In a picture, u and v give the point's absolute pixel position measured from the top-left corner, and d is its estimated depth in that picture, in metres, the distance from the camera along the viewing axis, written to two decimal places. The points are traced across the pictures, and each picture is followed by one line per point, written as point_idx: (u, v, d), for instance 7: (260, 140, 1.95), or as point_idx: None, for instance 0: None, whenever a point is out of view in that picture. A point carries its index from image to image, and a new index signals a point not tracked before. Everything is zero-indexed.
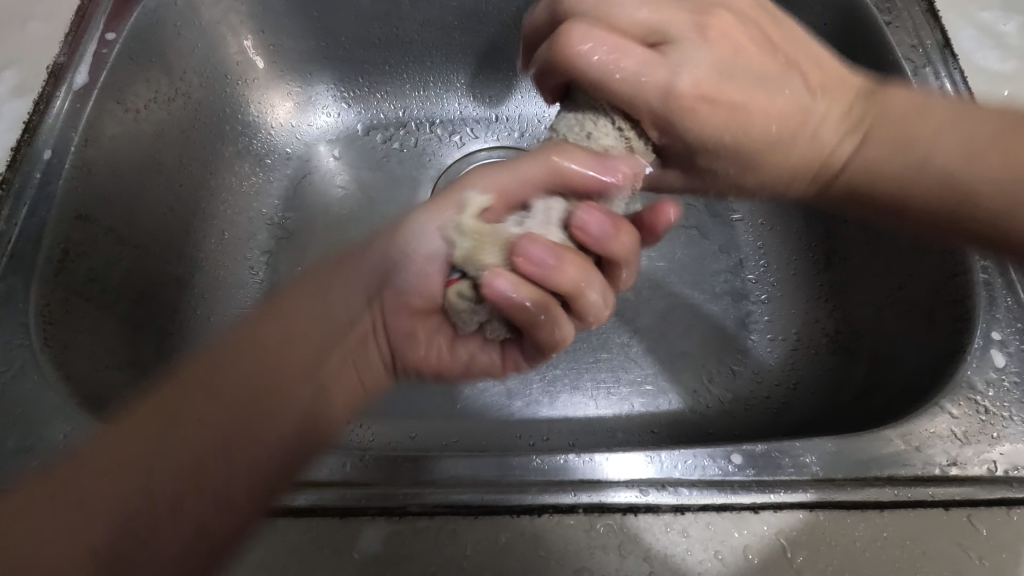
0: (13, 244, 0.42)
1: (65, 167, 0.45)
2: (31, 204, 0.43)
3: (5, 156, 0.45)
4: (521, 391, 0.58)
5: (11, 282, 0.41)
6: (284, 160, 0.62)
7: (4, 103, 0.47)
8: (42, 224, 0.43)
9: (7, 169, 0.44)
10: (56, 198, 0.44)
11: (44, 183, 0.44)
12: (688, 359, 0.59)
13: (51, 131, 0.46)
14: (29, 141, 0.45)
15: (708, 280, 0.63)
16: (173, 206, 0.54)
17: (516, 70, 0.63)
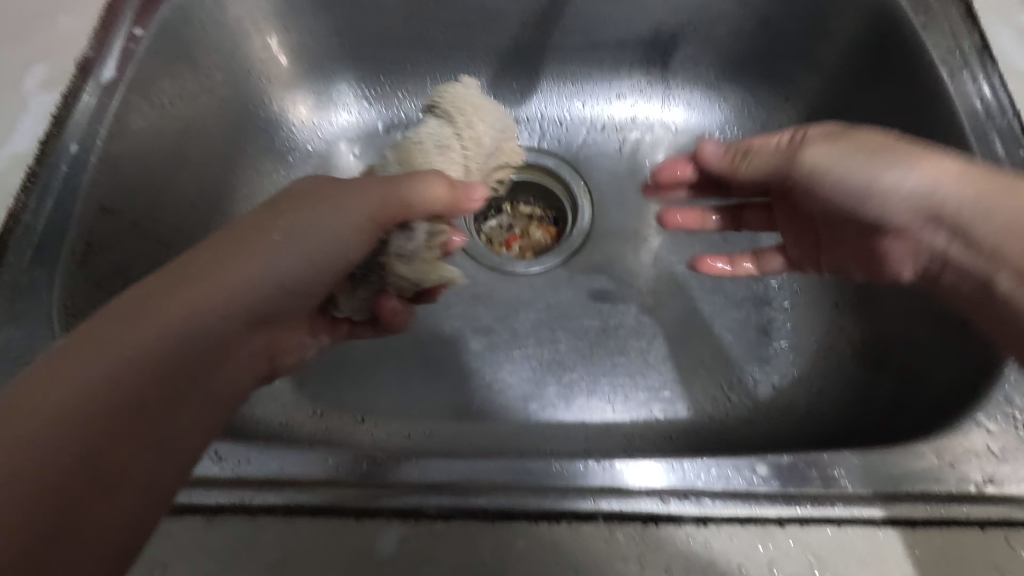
0: (38, 236, 0.42)
1: (91, 162, 0.45)
2: (58, 196, 0.44)
3: (33, 148, 0.45)
4: (537, 394, 0.58)
5: (35, 274, 0.41)
6: (304, 157, 0.62)
7: (33, 96, 0.47)
8: (68, 217, 0.43)
9: (36, 161, 0.45)
10: (82, 191, 0.44)
11: (71, 175, 0.44)
12: (706, 365, 0.58)
13: (79, 125, 0.46)
14: (57, 134, 0.46)
15: (729, 286, 0.61)
16: (195, 201, 0.54)
17: (538, 70, 0.65)
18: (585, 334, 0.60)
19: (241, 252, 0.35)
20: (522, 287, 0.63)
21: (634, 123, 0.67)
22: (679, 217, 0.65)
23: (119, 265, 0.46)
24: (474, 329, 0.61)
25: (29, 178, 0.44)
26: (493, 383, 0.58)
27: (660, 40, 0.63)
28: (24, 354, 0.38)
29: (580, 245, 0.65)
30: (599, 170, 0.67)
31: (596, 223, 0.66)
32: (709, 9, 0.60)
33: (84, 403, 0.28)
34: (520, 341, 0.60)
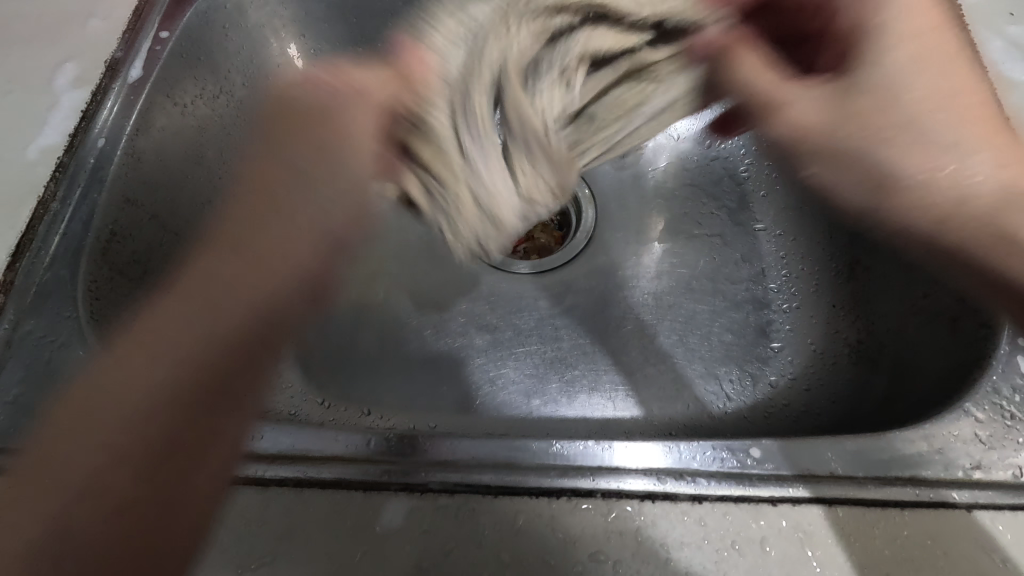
0: (65, 225, 0.44)
1: (118, 155, 0.47)
2: (84, 187, 0.46)
3: (63, 141, 0.47)
4: (540, 389, 0.59)
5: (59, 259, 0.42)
6: None
7: (64, 93, 0.50)
8: (93, 207, 0.45)
9: (65, 154, 0.47)
10: (108, 182, 0.46)
11: (97, 167, 0.46)
12: (705, 364, 0.59)
13: (106, 121, 0.48)
14: (85, 129, 0.48)
15: (729, 289, 0.63)
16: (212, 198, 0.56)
17: None
18: (587, 332, 0.62)
19: (227, 266, 0.39)
20: (527, 286, 0.65)
21: None
22: (680, 223, 0.68)
23: (139, 254, 0.48)
24: (479, 327, 0.62)
25: (59, 169, 0.46)
26: (496, 378, 0.59)
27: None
28: (46, 334, 0.39)
29: (583, 246, 0.67)
30: (603, 177, 0.70)
31: (599, 226, 0.68)
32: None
33: (139, 431, 0.34)
34: (524, 339, 0.62)
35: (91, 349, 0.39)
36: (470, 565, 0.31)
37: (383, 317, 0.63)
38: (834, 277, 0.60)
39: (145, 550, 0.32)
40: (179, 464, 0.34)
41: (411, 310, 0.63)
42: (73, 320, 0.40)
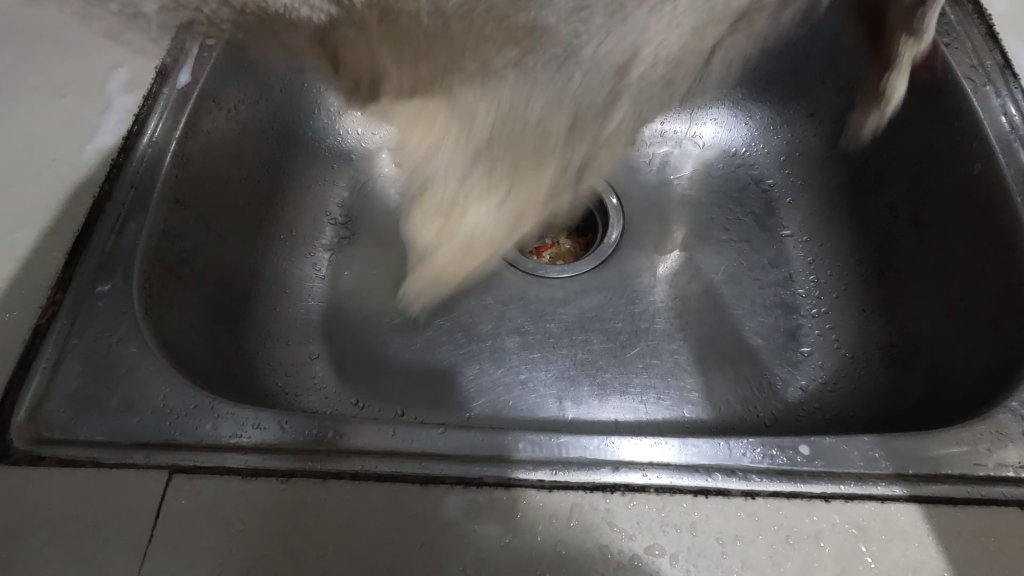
0: (120, 222, 0.44)
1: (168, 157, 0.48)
2: (136, 187, 0.46)
3: (115, 143, 0.48)
4: (573, 391, 0.59)
5: (111, 265, 0.42)
6: (350, 163, 0.70)
7: (117, 97, 0.51)
8: (146, 207, 0.46)
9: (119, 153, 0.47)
10: (159, 181, 0.47)
11: (150, 170, 0.47)
12: (736, 367, 0.60)
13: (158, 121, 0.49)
14: (139, 130, 0.49)
15: (757, 294, 0.64)
16: (251, 200, 0.60)
17: None
18: (616, 336, 0.62)
19: None
20: (557, 289, 0.66)
21: (662, 137, 0.74)
22: (707, 227, 0.69)
23: (187, 253, 0.49)
24: (510, 329, 0.63)
25: (110, 170, 0.46)
26: (528, 381, 0.60)
27: None
28: (105, 331, 0.40)
29: (609, 254, 0.68)
30: (630, 180, 0.73)
31: (627, 232, 0.69)
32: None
33: None
34: (556, 342, 0.62)
35: (147, 345, 0.40)
36: (528, 557, 0.31)
37: (413, 317, 0.63)
38: (864, 282, 0.60)
39: (207, 544, 0.32)
40: (238, 457, 0.34)
41: (442, 312, 0.64)
42: (132, 315, 0.40)
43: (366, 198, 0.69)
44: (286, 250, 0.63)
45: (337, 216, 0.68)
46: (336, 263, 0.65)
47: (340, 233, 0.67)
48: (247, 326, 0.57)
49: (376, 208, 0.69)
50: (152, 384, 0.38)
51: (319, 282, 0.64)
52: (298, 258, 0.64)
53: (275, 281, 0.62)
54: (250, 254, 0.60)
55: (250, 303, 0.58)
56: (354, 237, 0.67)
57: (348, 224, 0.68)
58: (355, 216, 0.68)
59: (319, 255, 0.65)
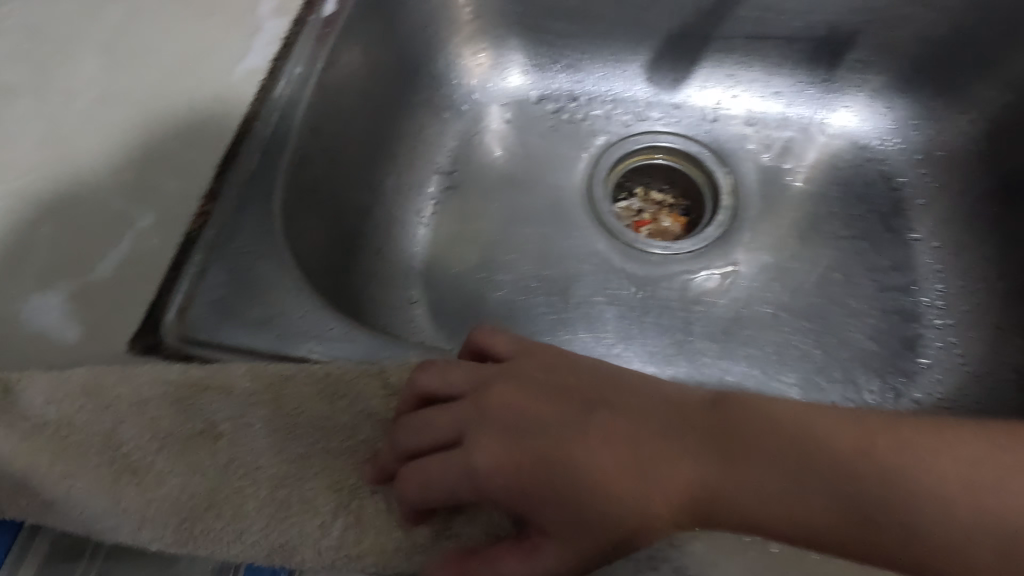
0: (265, 146, 0.47)
1: (309, 87, 0.51)
2: (280, 111, 0.49)
3: (264, 65, 0.50)
4: (668, 368, 0.58)
5: (255, 185, 0.46)
6: (459, 114, 0.71)
7: (267, 20, 0.52)
8: (288, 135, 0.48)
9: (267, 78, 0.50)
10: (299, 112, 0.50)
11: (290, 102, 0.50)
12: (846, 370, 0.57)
13: (301, 51, 0.51)
14: (285, 56, 0.51)
15: (877, 297, 0.60)
16: (372, 138, 0.61)
17: (701, 56, 0.69)
18: (719, 319, 0.61)
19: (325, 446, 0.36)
20: (659, 264, 0.64)
21: (785, 122, 0.70)
22: (826, 221, 0.65)
23: (315, 184, 0.51)
24: (608, 299, 0.62)
25: (261, 89, 0.49)
26: (624, 353, 0.59)
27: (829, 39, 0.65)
28: (247, 249, 0.43)
29: (716, 236, 0.66)
30: (745, 162, 0.69)
31: (739, 214, 0.67)
32: (889, 13, 0.62)
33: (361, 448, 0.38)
34: (654, 317, 0.61)
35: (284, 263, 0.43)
36: None
37: (512, 272, 0.63)
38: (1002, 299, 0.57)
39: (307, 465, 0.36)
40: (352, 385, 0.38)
41: (542, 275, 0.63)
42: (271, 238, 0.44)
43: (471, 152, 0.70)
44: (396, 191, 0.64)
45: (448, 164, 0.68)
46: (441, 213, 0.66)
47: (445, 183, 0.68)
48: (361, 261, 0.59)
49: (478, 162, 0.69)
50: (288, 301, 0.41)
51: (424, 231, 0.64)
52: (407, 202, 0.65)
53: (386, 224, 0.63)
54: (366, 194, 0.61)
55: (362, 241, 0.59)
56: (458, 188, 0.67)
57: (453, 175, 0.68)
58: (459, 170, 0.69)
59: (427, 203, 0.66)
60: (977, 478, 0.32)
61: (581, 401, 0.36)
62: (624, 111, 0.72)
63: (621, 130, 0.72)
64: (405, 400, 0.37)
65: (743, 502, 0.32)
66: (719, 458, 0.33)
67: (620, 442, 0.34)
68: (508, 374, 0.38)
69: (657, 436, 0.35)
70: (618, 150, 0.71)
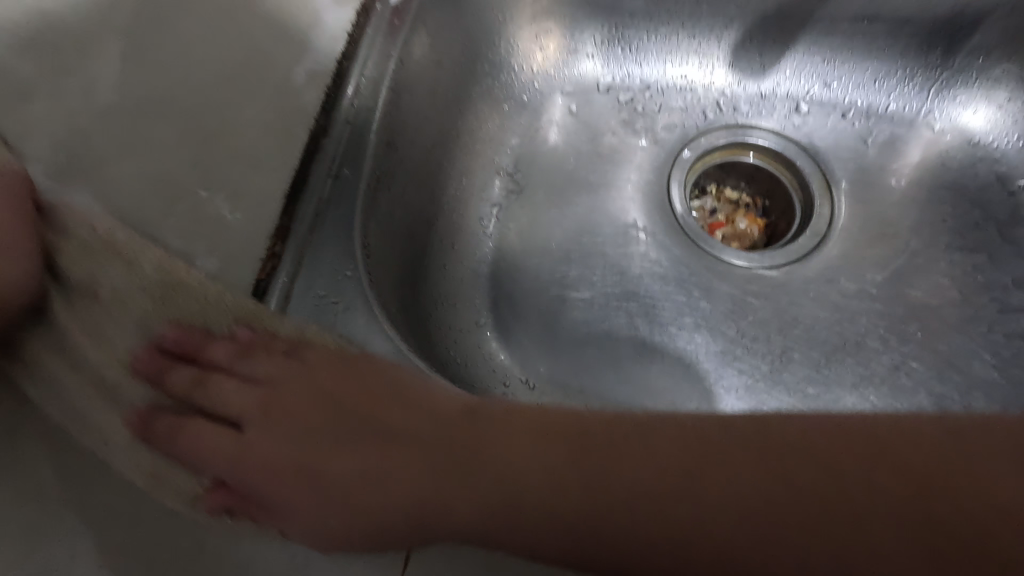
0: (339, 166, 0.44)
1: (384, 90, 0.48)
2: (353, 124, 0.46)
3: (329, 64, 0.46)
4: (765, 401, 0.53)
5: (331, 213, 0.43)
6: (519, 106, 0.63)
7: (328, 10, 0.47)
8: (364, 155, 0.46)
9: (333, 83, 0.46)
10: (372, 125, 0.47)
11: (362, 112, 0.47)
12: (965, 404, 0.52)
13: (372, 51, 0.48)
14: (352, 57, 0.47)
15: (998, 319, 0.54)
16: (436, 142, 0.55)
17: (793, 40, 0.62)
18: (822, 344, 0.55)
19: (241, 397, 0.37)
20: (752, 282, 0.58)
21: (887, 115, 0.62)
22: (937, 231, 0.58)
23: (391, 209, 0.48)
24: (695, 321, 0.56)
25: (326, 99, 0.45)
26: (716, 384, 0.54)
27: (950, 24, 0.57)
28: (328, 295, 0.41)
29: (812, 248, 0.59)
30: (840, 160, 0.62)
31: (839, 221, 0.60)
32: None
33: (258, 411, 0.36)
34: (748, 341, 0.55)
35: (372, 314, 0.41)
36: None
37: (587, 289, 0.57)
38: None
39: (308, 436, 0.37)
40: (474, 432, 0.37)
41: (621, 293, 0.57)
42: (355, 280, 0.41)
43: (534, 148, 0.62)
44: (457, 198, 0.57)
45: (510, 162, 0.61)
46: (504, 221, 0.59)
47: (508, 186, 0.60)
48: (423, 284, 0.53)
49: (543, 157, 0.62)
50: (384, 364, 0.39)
51: (489, 242, 0.58)
52: (469, 210, 0.58)
53: (449, 237, 0.56)
54: (429, 206, 0.54)
55: (425, 261, 0.53)
56: (521, 192, 0.60)
57: (516, 177, 0.61)
58: (523, 170, 0.61)
59: (487, 209, 0.59)
60: (879, 503, 0.30)
61: (471, 432, 0.35)
62: (704, 102, 0.65)
63: (702, 121, 0.64)
64: (183, 345, 0.36)
65: (584, 513, 0.32)
66: (456, 469, 0.34)
67: (381, 449, 0.35)
68: (287, 374, 0.37)
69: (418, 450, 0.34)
70: (698, 146, 0.64)
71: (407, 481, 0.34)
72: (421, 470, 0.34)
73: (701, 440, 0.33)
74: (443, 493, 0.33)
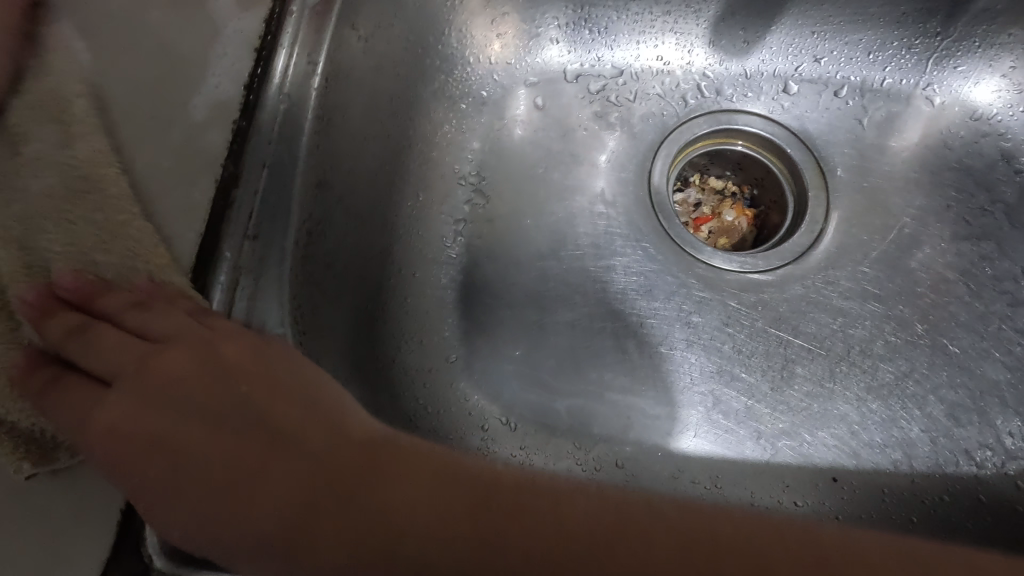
0: (255, 221, 0.39)
1: (307, 124, 0.43)
2: (269, 167, 0.40)
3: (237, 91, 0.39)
4: (765, 421, 0.49)
5: (251, 278, 0.39)
6: (478, 104, 0.56)
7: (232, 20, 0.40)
8: (290, 204, 0.41)
9: (242, 116, 0.39)
10: (301, 164, 0.42)
11: (284, 151, 0.41)
12: (980, 410, 0.48)
13: (293, 75, 0.42)
14: (261, 85, 0.40)
15: (1009, 313, 0.50)
16: (384, 159, 0.48)
17: (778, 11, 0.55)
18: (824, 352, 0.50)
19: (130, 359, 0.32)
20: (746, 289, 0.53)
21: (882, 91, 0.57)
22: (942, 219, 0.54)
23: (331, 255, 0.44)
24: (687, 337, 0.51)
25: (235, 138, 0.38)
26: (713, 408, 0.49)
27: None
28: None
29: (810, 247, 0.54)
30: (833, 145, 0.56)
31: (836, 214, 0.55)
32: None
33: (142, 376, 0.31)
34: (744, 356, 0.50)
35: None
36: None
37: (567, 310, 0.51)
38: None
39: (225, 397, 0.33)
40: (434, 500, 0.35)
41: (604, 312, 0.51)
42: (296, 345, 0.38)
43: (498, 149, 0.55)
44: (414, 219, 0.51)
45: (471, 169, 0.54)
46: (470, 238, 0.53)
47: (473, 198, 0.54)
48: (382, 325, 0.48)
49: (508, 159, 0.55)
50: None
51: (455, 265, 0.52)
52: (429, 229, 0.52)
53: (408, 266, 0.50)
54: (381, 235, 0.48)
55: (382, 298, 0.48)
56: (485, 203, 0.54)
57: (481, 184, 0.54)
58: (489, 174, 0.54)
59: (449, 227, 0.52)
60: None
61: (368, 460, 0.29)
62: (683, 86, 0.58)
63: (683, 109, 0.58)
64: (80, 294, 0.32)
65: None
66: (331, 482, 0.28)
67: (264, 445, 0.29)
68: (192, 340, 0.33)
69: (300, 454, 0.29)
70: (679, 136, 0.57)
71: (276, 482, 0.28)
72: (295, 475, 0.28)
73: (596, 519, 0.27)
74: (310, 500, 0.27)
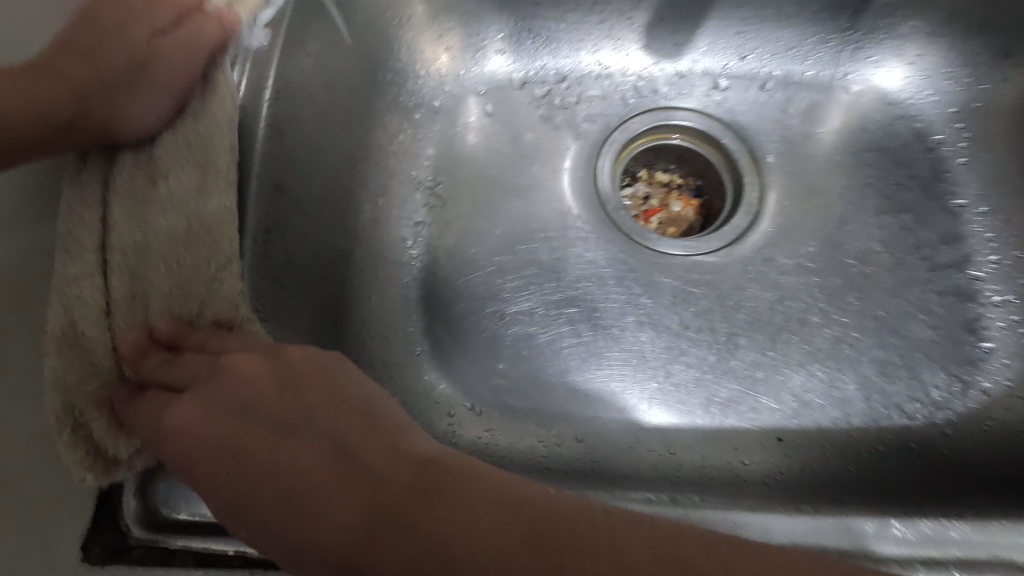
0: None
1: (261, 132, 0.45)
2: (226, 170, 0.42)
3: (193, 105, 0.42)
4: (714, 391, 0.52)
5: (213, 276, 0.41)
6: (431, 114, 0.59)
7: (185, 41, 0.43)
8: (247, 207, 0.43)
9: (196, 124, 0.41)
10: (256, 170, 0.44)
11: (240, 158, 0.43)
12: (909, 366, 0.52)
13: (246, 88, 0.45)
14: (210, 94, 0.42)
15: (929, 277, 0.55)
16: (340, 166, 0.51)
17: (701, 15, 0.60)
18: (764, 323, 0.54)
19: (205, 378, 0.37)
20: (688, 269, 0.57)
21: (802, 82, 0.62)
22: (863, 194, 0.58)
23: (290, 255, 0.46)
24: (637, 317, 0.54)
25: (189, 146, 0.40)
26: (664, 381, 0.52)
27: None
28: None
29: (745, 227, 0.58)
30: (762, 134, 0.61)
31: (768, 196, 0.59)
32: None
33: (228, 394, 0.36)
34: (690, 331, 0.54)
35: None
36: None
37: (524, 300, 0.54)
38: None
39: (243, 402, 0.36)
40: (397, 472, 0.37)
41: (559, 300, 0.55)
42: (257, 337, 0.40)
43: (452, 155, 0.59)
44: (374, 221, 0.54)
45: (427, 174, 0.58)
46: (430, 238, 0.56)
47: (429, 201, 0.57)
48: (346, 320, 0.50)
49: (461, 165, 0.59)
50: None
51: (415, 264, 0.55)
52: (389, 232, 0.55)
53: (369, 265, 0.53)
54: (342, 237, 0.51)
55: (344, 295, 0.50)
56: (442, 206, 0.57)
57: (438, 189, 0.57)
58: (444, 179, 0.58)
59: (410, 228, 0.56)
60: None
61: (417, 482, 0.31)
62: (622, 87, 0.62)
63: (623, 109, 0.62)
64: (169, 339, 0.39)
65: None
66: (389, 505, 0.30)
67: (327, 460, 0.33)
68: (258, 360, 0.37)
69: (362, 473, 0.32)
70: (621, 134, 0.61)
71: (332, 496, 0.31)
72: (352, 490, 0.31)
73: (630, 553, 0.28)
74: (374, 514, 0.30)
